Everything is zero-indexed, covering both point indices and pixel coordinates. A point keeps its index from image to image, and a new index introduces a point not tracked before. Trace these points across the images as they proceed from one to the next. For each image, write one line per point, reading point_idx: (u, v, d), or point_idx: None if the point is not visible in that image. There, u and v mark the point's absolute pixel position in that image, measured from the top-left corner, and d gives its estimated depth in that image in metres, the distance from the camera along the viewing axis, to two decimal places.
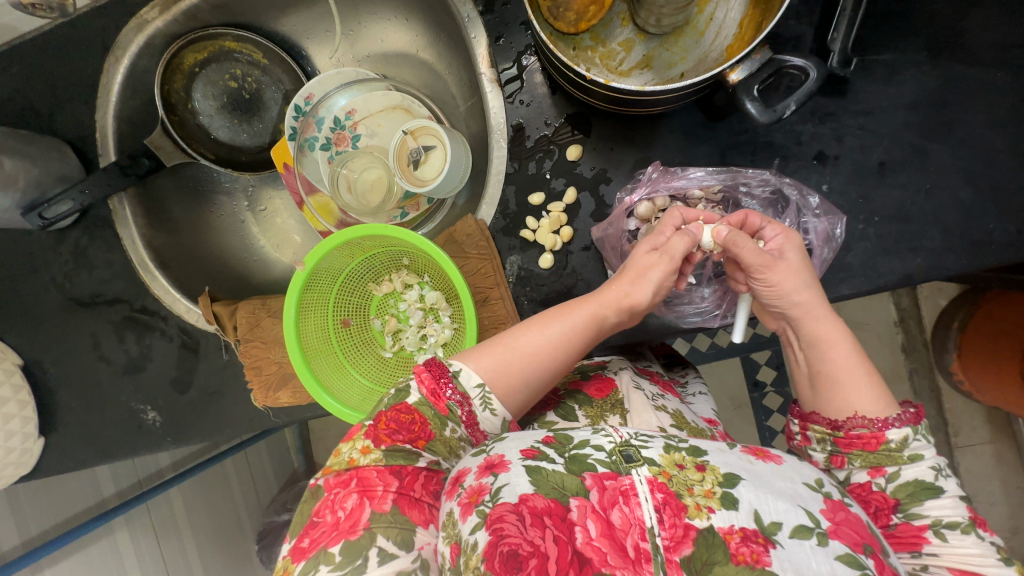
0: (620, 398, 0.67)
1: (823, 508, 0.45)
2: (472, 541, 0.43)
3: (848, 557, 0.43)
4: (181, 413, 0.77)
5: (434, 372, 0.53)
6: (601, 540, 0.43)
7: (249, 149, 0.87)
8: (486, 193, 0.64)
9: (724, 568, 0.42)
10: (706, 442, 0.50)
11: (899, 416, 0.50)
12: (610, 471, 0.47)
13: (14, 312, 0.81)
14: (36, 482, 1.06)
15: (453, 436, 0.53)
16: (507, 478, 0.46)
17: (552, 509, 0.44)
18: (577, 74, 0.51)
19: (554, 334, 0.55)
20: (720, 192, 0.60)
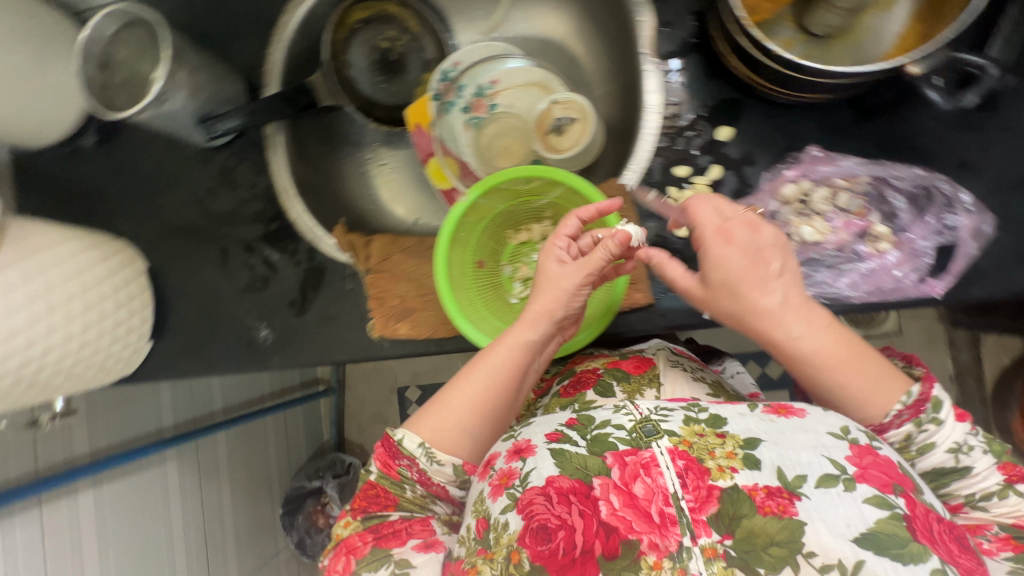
0: (658, 373, 0.77)
1: (847, 455, 0.52)
2: (504, 519, 0.55)
3: (876, 500, 0.49)
4: (294, 334, 0.79)
5: (386, 447, 0.64)
6: (625, 509, 0.52)
7: (384, 106, 0.92)
8: (633, 161, 0.69)
9: (752, 520, 0.50)
10: (726, 411, 0.59)
11: (898, 415, 0.56)
12: (631, 447, 0.56)
13: (151, 221, 0.86)
14: (111, 393, 1.05)
15: (416, 496, 0.65)
16: (535, 463, 0.57)
17: (575, 488, 0.54)
18: (756, 52, 0.57)
19: (478, 378, 0.65)
20: (867, 182, 0.62)
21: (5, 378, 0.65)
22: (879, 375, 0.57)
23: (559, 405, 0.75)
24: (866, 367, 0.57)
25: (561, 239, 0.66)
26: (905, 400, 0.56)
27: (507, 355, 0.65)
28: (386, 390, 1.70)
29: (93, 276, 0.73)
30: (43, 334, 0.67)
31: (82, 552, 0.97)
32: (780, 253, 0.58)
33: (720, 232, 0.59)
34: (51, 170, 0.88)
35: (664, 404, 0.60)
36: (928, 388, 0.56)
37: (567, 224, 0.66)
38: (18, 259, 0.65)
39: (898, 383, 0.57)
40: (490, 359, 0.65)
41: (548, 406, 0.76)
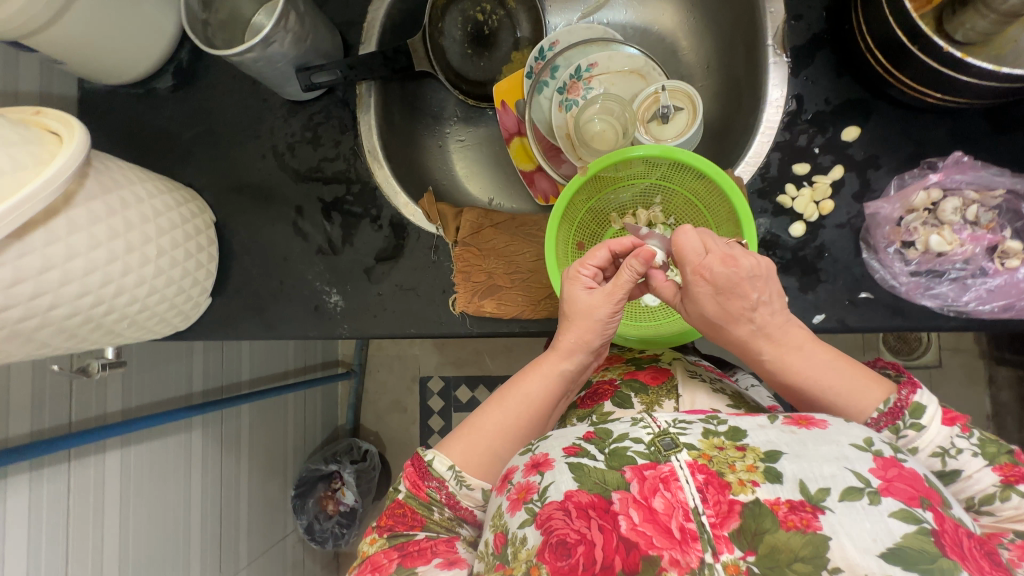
0: (675, 385, 0.66)
1: (872, 468, 0.42)
2: (523, 534, 0.45)
3: (904, 514, 0.39)
4: (367, 303, 0.76)
5: (414, 466, 0.58)
6: (645, 524, 0.42)
7: (472, 81, 0.89)
8: (750, 154, 0.67)
9: (776, 536, 0.40)
10: (746, 423, 0.48)
11: (875, 420, 0.52)
12: (650, 462, 0.46)
13: (221, 172, 0.82)
14: (149, 351, 0.99)
15: (444, 518, 0.57)
16: (552, 476, 0.47)
17: (595, 503, 0.44)
18: (914, 46, 0.54)
19: (513, 403, 0.61)
20: (1000, 196, 0.60)
21: (73, 316, 0.59)
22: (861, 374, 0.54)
23: (575, 418, 0.66)
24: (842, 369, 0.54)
25: (588, 269, 0.63)
26: (880, 407, 0.52)
27: (542, 382, 0.63)
28: (407, 378, 1.64)
29: (169, 220, 0.69)
30: (118, 274, 0.62)
31: (105, 515, 0.92)
32: (758, 284, 0.56)
33: (699, 270, 0.57)
34: (120, 111, 0.84)
35: (682, 416, 0.50)
36: (908, 394, 0.51)
37: (595, 254, 0.64)
38: (102, 191, 0.60)
39: (879, 389, 0.53)
40: (524, 385, 0.62)
41: (565, 420, 0.67)
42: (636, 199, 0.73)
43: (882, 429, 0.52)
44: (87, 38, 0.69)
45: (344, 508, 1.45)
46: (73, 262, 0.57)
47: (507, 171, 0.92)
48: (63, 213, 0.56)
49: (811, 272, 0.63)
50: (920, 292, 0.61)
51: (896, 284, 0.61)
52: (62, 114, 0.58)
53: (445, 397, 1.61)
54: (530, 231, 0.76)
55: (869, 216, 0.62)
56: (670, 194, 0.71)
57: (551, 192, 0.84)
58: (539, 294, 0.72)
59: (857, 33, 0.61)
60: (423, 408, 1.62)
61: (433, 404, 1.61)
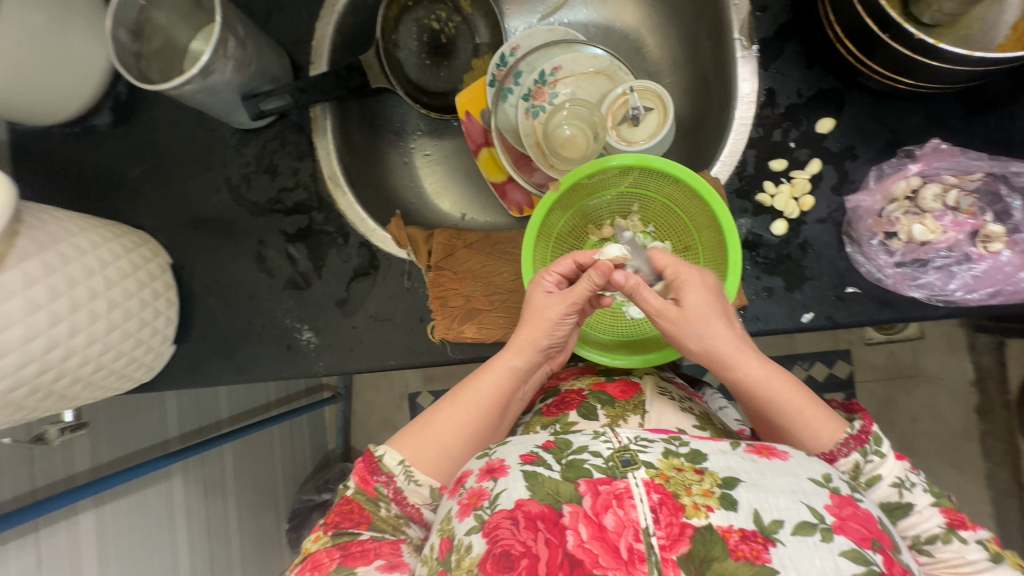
0: (643, 400, 0.62)
1: (827, 504, 0.40)
2: (467, 542, 0.42)
3: (854, 554, 0.37)
4: (342, 337, 0.72)
5: (365, 462, 0.54)
6: (594, 541, 0.38)
7: (432, 92, 0.85)
8: (725, 153, 0.65)
9: (724, 565, 0.37)
10: (707, 446, 0.46)
11: (845, 441, 0.51)
12: (605, 477, 0.42)
13: (172, 211, 0.77)
14: (116, 403, 0.94)
15: (392, 515, 0.53)
16: (507, 483, 0.43)
17: (545, 513, 0.40)
18: (886, 34, 0.52)
19: (468, 402, 0.58)
20: (978, 179, 0.59)
21: (18, 388, 0.55)
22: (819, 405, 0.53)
23: (539, 425, 0.61)
24: (794, 396, 0.53)
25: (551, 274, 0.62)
26: (850, 429, 0.51)
27: (495, 381, 0.59)
28: (396, 396, 1.59)
29: (118, 270, 0.64)
30: (64, 335, 0.57)
31: None
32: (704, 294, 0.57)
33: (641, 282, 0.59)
34: (58, 152, 0.78)
35: (645, 433, 0.47)
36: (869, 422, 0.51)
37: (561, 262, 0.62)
38: (36, 248, 0.55)
39: (838, 420, 0.52)
40: (478, 384, 0.59)
41: (528, 425, 0.63)
42: (612, 209, 0.70)
43: (849, 452, 0.50)
44: (10, 80, 0.63)
45: None
46: (9, 331, 0.52)
47: (478, 183, 0.89)
48: None
49: (797, 271, 0.62)
50: (907, 283, 0.60)
51: (882, 277, 0.60)
52: None
53: None
54: (506, 249, 0.73)
55: (849, 211, 0.61)
56: (646, 199, 0.69)
57: (525, 203, 0.81)
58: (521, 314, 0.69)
59: (825, 23, 0.59)
60: None
61: None
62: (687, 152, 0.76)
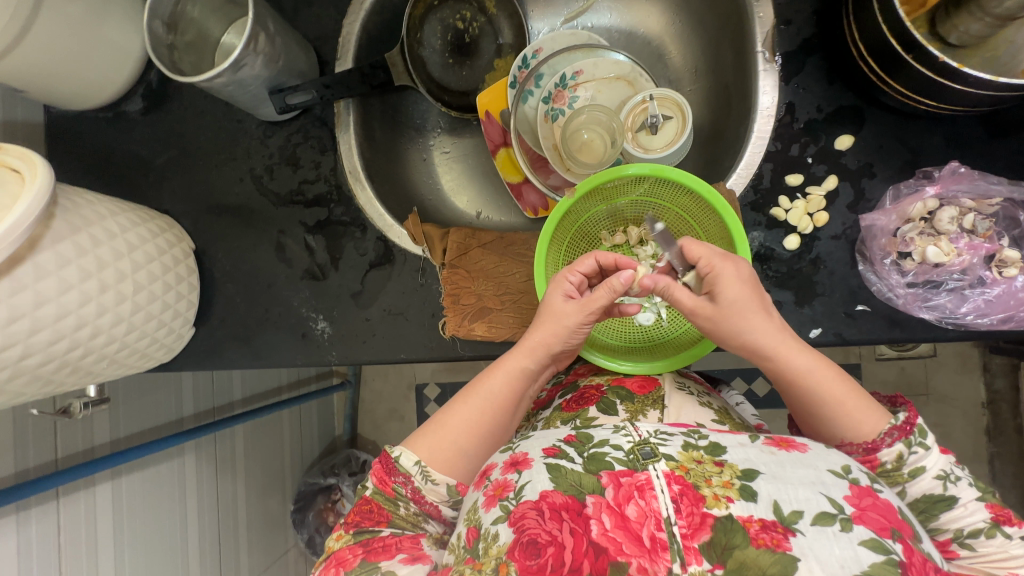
0: (662, 395, 0.63)
1: (846, 495, 0.41)
2: (494, 531, 0.43)
3: (873, 543, 0.38)
4: (356, 328, 0.74)
5: (381, 462, 0.54)
6: (616, 531, 0.40)
7: (454, 91, 0.86)
8: (741, 166, 0.65)
9: (746, 552, 0.38)
10: (726, 438, 0.47)
11: (889, 432, 0.50)
12: (627, 469, 0.43)
13: (197, 197, 0.79)
14: (136, 380, 0.97)
15: (410, 513, 0.54)
16: (530, 476, 0.45)
17: (568, 504, 0.42)
18: (910, 55, 0.52)
19: (479, 401, 0.60)
20: (997, 204, 0.59)
21: (48, 363, 0.57)
22: (862, 399, 0.52)
23: (559, 421, 0.62)
24: (837, 386, 0.53)
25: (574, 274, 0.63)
26: (893, 420, 0.50)
27: (505, 380, 0.61)
28: (404, 386, 1.62)
29: (144, 253, 0.66)
30: (92, 315, 0.60)
31: (98, 548, 0.90)
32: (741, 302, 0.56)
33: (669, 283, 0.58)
34: (90, 136, 0.81)
35: (664, 427, 0.49)
36: (914, 414, 0.50)
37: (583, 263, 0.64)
38: (70, 230, 0.58)
39: (881, 410, 0.52)
40: (487, 383, 0.60)
41: (547, 421, 0.64)
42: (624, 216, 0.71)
43: (892, 443, 0.49)
44: (50, 66, 0.65)
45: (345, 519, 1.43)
46: (42, 309, 0.54)
47: (495, 182, 0.90)
48: (29, 258, 0.53)
49: (807, 285, 0.62)
50: (917, 304, 0.60)
51: (893, 296, 0.60)
52: (22, 150, 0.55)
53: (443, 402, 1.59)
54: (520, 250, 0.74)
55: (863, 229, 0.61)
56: (660, 209, 0.69)
57: (541, 205, 0.82)
58: (531, 316, 0.71)
59: (849, 39, 0.59)
60: (421, 415, 1.60)
61: (431, 410, 1.59)
62: (703, 162, 0.77)
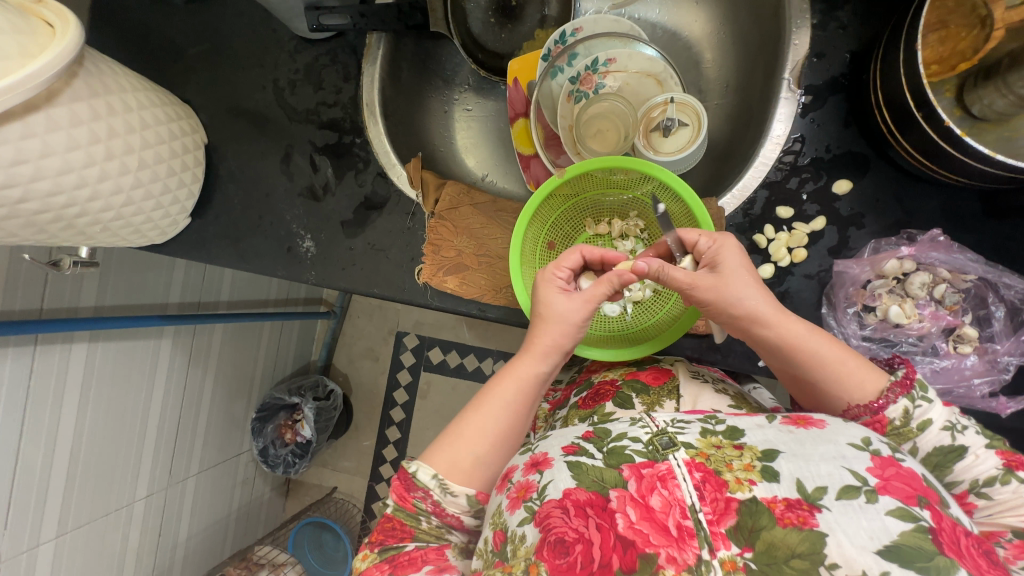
0: (676, 386, 0.65)
1: (869, 466, 0.42)
2: (521, 532, 0.46)
3: (901, 512, 0.38)
4: (337, 254, 0.77)
5: (401, 479, 0.57)
6: (643, 523, 0.42)
7: (488, 51, 0.86)
8: (738, 186, 0.66)
9: (773, 533, 0.40)
10: (744, 422, 0.49)
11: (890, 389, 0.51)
12: (647, 460, 0.46)
13: (219, 94, 0.81)
14: (129, 257, 1.01)
15: (433, 526, 0.57)
16: (552, 475, 0.48)
17: (592, 501, 0.45)
18: (921, 114, 0.53)
19: (493, 408, 0.59)
20: (970, 281, 0.60)
21: (44, 213, 0.61)
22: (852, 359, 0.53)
23: (577, 418, 0.65)
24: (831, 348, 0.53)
25: (562, 270, 0.65)
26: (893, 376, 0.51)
27: (518, 386, 0.61)
28: (384, 330, 1.66)
29: (156, 134, 0.69)
30: (94, 178, 0.63)
31: (64, 402, 0.96)
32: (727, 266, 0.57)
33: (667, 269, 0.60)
34: (131, 13, 0.83)
35: (681, 416, 0.52)
36: (912, 369, 0.51)
37: (569, 257, 0.66)
38: (90, 93, 0.60)
39: (877, 372, 0.52)
40: (500, 389, 0.60)
41: (565, 419, 0.67)
42: (611, 208, 0.73)
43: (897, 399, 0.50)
44: None
45: (300, 439, 1.50)
46: (48, 160, 0.57)
47: (507, 149, 0.91)
48: (44, 109, 0.56)
49: None
50: (867, 357, 0.62)
51: (846, 345, 0.62)
52: (61, 8, 0.58)
53: (417, 354, 1.64)
54: (508, 217, 0.76)
55: (832, 273, 0.62)
56: (646, 209, 0.71)
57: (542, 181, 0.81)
58: (502, 281, 0.73)
59: (871, 86, 0.59)
60: (394, 361, 1.65)
61: (405, 359, 1.64)
62: (708, 177, 0.77)
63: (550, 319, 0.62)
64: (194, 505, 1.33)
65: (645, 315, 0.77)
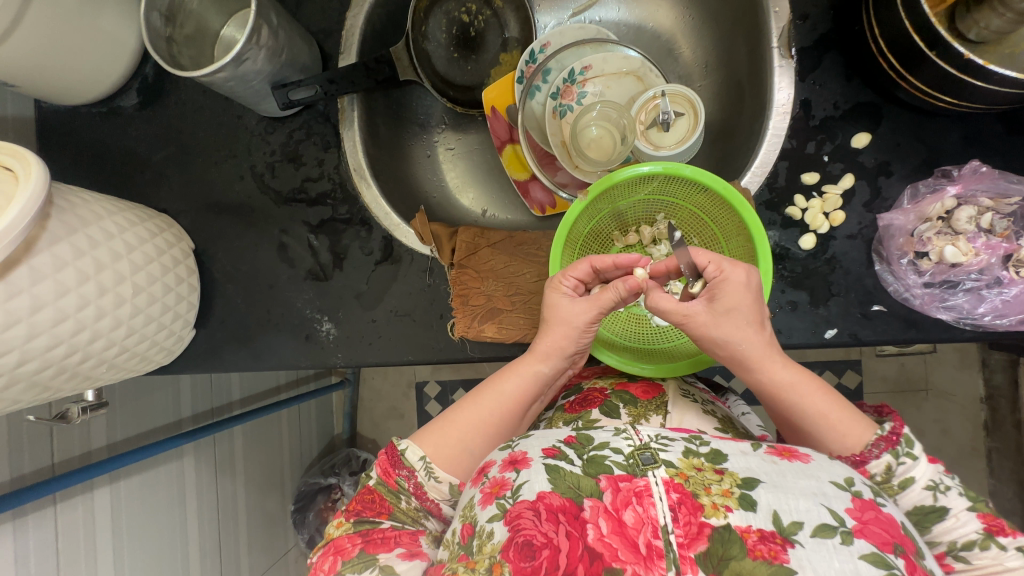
0: (665, 401, 0.63)
1: (848, 507, 0.40)
2: (489, 528, 0.42)
3: (874, 557, 0.37)
4: (362, 330, 0.72)
5: (388, 454, 0.55)
6: (613, 536, 0.39)
7: (459, 86, 0.83)
8: (757, 164, 0.64)
9: (742, 564, 0.37)
10: (728, 446, 0.46)
11: (875, 443, 0.50)
12: (626, 474, 0.42)
13: (196, 194, 0.77)
14: (131, 383, 0.94)
15: (411, 507, 0.54)
16: (528, 475, 0.44)
17: (566, 507, 0.41)
18: (933, 52, 0.51)
19: (489, 399, 0.59)
20: (1016, 203, 0.59)
21: (45, 368, 0.55)
22: (841, 408, 0.53)
23: (561, 422, 0.62)
24: (817, 400, 0.53)
25: (571, 278, 0.61)
26: (879, 431, 0.50)
27: (518, 382, 0.60)
28: (403, 384, 1.60)
29: (143, 254, 0.64)
30: (91, 319, 0.57)
31: (97, 555, 0.88)
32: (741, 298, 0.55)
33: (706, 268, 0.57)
34: (84, 131, 0.78)
35: (665, 431, 0.48)
36: (900, 424, 0.50)
37: (578, 266, 0.62)
38: (67, 232, 0.55)
39: (865, 424, 0.52)
40: (501, 385, 0.60)
41: (550, 421, 0.65)
42: (637, 216, 0.71)
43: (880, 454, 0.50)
44: (44, 64, 0.63)
45: None
46: (40, 314, 0.52)
47: (502, 179, 0.88)
48: (25, 262, 0.51)
49: (823, 286, 0.61)
50: (935, 304, 0.59)
51: (910, 296, 0.59)
52: (16, 148, 0.52)
53: (443, 401, 1.58)
54: (530, 250, 0.73)
55: (880, 228, 0.60)
56: (672, 206, 0.69)
57: (548, 202, 0.80)
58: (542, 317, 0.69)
59: (869, 35, 0.58)
60: (421, 414, 1.58)
61: (431, 409, 1.58)
62: (715, 159, 0.75)
63: (553, 322, 0.60)
64: None
65: None
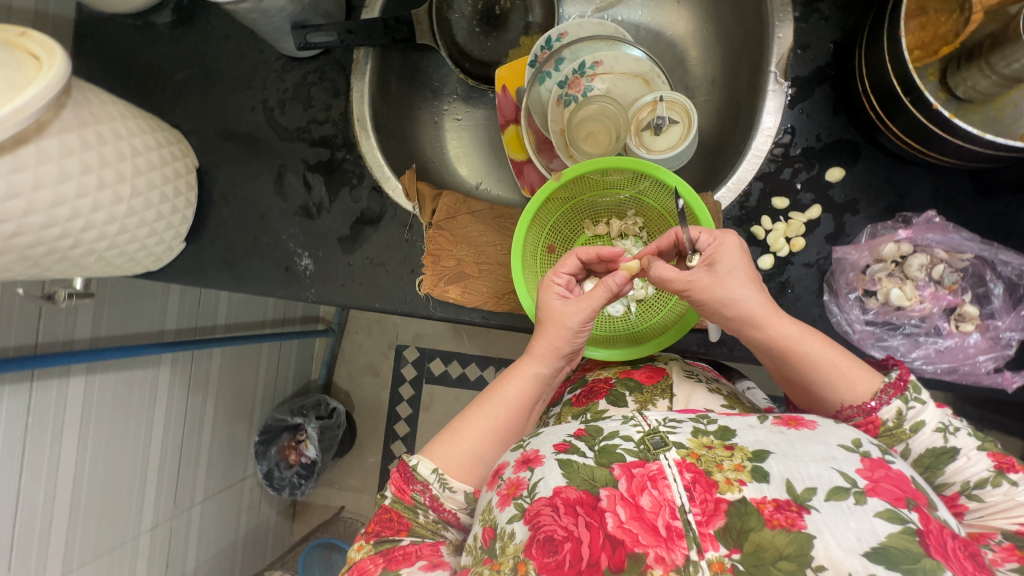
0: (670, 385, 0.63)
1: (859, 469, 0.40)
2: (510, 529, 0.43)
3: (889, 514, 0.37)
4: (337, 271, 0.76)
5: (400, 471, 0.57)
6: (632, 522, 0.40)
7: (475, 60, 0.86)
8: (733, 179, 0.66)
9: (761, 534, 0.38)
10: (734, 422, 0.47)
11: (884, 390, 0.51)
12: (638, 460, 0.44)
13: (210, 116, 0.81)
14: (123, 286, 1.00)
15: (429, 520, 0.56)
16: (542, 473, 0.45)
17: (582, 499, 0.42)
18: (907, 98, 0.54)
19: (492, 407, 0.60)
20: (968, 259, 0.62)
21: (38, 246, 0.60)
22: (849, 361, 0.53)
23: (569, 416, 0.63)
24: (829, 348, 0.54)
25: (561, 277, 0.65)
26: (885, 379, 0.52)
27: (520, 386, 0.62)
28: (384, 344, 1.64)
29: (147, 160, 0.68)
30: (86, 209, 0.62)
31: (63, 437, 0.94)
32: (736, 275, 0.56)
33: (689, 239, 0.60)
34: (116, 40, 0.82)
35: (673, 415, 0.49)
36: (904, 372, 0.52)
37: (566, 262, 0.67)
38: (79, 123, 0.60)
39: (871, 373, 0.52)
40: (502, 390, 0.61)
41: (558, 417, 0.65)
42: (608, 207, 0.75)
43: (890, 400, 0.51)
44: None
45: (304, 460, 1.46)
46: (40, 192, 0.57)
47: (498, 156, 0.91)
48: (34, 141, 0.55)
49: None
50: (871, 342, 0.62)
51: (850, 329, 0.62)
52: (46, 39, 0.56)
53: (418, 366, 1.62)
54: (506, 223, 0.77)
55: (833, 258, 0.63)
56: (643, 206, 0.73)
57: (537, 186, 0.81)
58: (503, 287, 0.73)
59: (859, 74, 0.59)
60: (396, 374, 1.63)
61: (405, 372, 1.62)
62: (701, 172, 0.77)
63: (550, 325, 0.62)
64: (201, 534, 1.31)
65: (648, 317, 0.76)
